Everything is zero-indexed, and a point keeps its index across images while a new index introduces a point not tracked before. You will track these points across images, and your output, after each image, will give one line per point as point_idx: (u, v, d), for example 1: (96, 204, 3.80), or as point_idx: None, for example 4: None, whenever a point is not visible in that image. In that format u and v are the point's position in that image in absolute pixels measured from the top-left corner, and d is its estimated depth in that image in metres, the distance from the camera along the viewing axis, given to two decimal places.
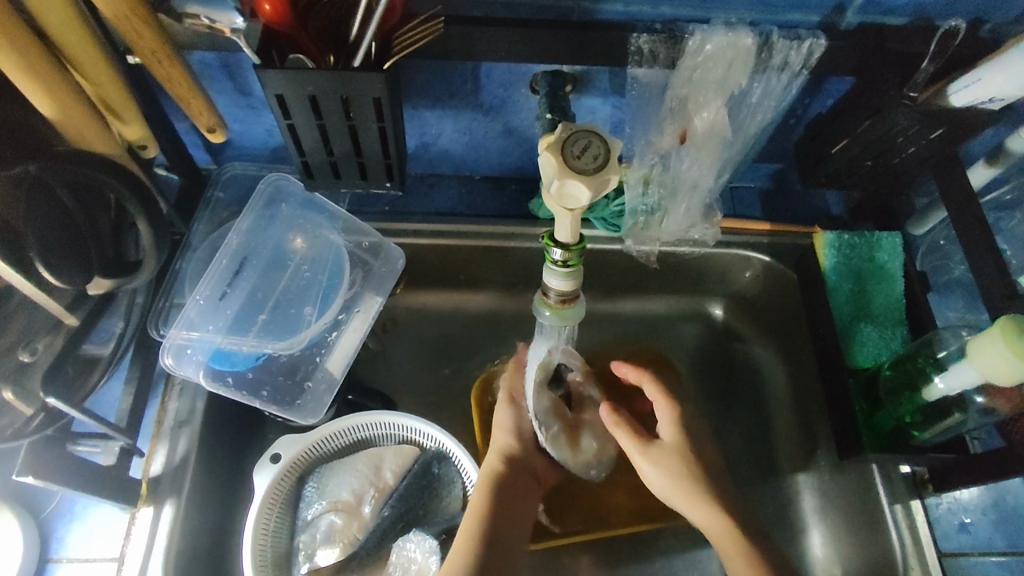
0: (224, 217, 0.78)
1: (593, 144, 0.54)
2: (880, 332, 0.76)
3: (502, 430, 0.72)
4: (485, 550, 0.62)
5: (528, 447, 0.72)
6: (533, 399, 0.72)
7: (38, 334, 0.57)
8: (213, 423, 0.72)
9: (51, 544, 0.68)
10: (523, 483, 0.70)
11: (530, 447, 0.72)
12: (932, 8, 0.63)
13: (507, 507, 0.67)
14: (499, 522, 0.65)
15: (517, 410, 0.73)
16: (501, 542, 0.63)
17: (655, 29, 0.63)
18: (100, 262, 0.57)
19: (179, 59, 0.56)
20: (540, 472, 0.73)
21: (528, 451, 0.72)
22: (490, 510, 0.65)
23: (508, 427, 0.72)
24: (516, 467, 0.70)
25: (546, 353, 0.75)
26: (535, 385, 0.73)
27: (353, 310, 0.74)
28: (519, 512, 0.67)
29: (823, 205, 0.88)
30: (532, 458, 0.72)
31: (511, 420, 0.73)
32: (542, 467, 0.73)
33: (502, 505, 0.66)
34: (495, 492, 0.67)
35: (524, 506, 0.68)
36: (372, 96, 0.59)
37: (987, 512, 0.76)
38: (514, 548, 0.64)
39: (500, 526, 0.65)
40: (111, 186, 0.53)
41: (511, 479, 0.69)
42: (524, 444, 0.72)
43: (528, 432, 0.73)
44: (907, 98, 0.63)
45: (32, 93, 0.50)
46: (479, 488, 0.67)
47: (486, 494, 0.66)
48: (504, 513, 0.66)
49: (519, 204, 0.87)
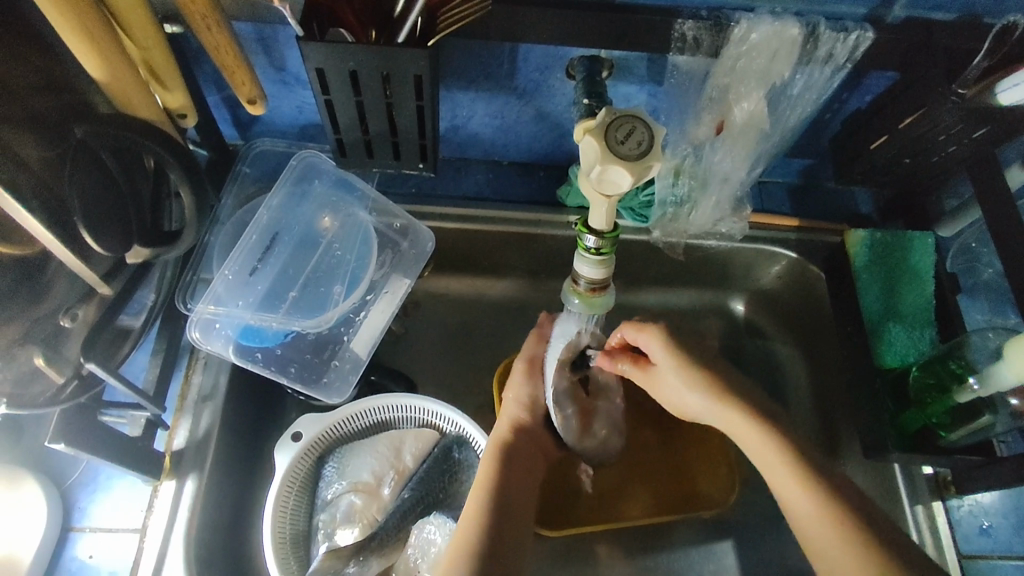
0: (252, 192, 0.77)
1: (637, 130, 0.53)
2: (909, 332, 0.74)
3: (515, 402, 0.72)
4: (497, 533, 0.60)
5: (541, 419, 0.73)
6: (552, 377, 0.72)
7: (74, 301, 0.56)
8: (236, 398, 0.72)
9: (74, 513, 0.68)
10: (530, 458, 0.69)
11: (544, 421, 0.73)
12: (982, 5, 0.62)
13: (518, 474, 0.67)
14: (512, 499, 0.64)
15: (534, 384, 0.73)
16: (509, 520, 0.62)
17: (700, 16, 0.62)
18: (141, 231, 0.57)
19: (227, 27, 0.55)
20: (548, 447, 0.73)
21: (540, 424, 0.72)
22: (502, 487, 0.64)
23: (525, 400, 0.72)
24: (527, 439, 0.70)
25: (575, 332, 0.73)
26: (556, 364, 0.72)
27: (379, 291, 0.73)
28: (530, 484, 0.67)
29: (852, 204, 0.87)
30: (541, 432, 0.72)
31: (525, 392, 0.73)
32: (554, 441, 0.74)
33: (511, 485, 0.65)
34: (505, 467, 0.66)
35: (534, 480, 0.68)
36: (414, 74, 0.58)
37: (1008, 516, 0.76)
38: (527, 521, 0.64)
39: (509, 507, 0.63)
40: (155, 151, 0.53)
41: (518, 453, 0.68)
42: (537, 418, 0.72)
43: (542, 408, 0.73)
44: (956, 95, 0.62)
45: (81, 54, 0.49)
46: (490, 463, 0.67)
47: (493, 476, 0.65)
48: (517, 485, 0.66)
49: (547, 189, 0.86)
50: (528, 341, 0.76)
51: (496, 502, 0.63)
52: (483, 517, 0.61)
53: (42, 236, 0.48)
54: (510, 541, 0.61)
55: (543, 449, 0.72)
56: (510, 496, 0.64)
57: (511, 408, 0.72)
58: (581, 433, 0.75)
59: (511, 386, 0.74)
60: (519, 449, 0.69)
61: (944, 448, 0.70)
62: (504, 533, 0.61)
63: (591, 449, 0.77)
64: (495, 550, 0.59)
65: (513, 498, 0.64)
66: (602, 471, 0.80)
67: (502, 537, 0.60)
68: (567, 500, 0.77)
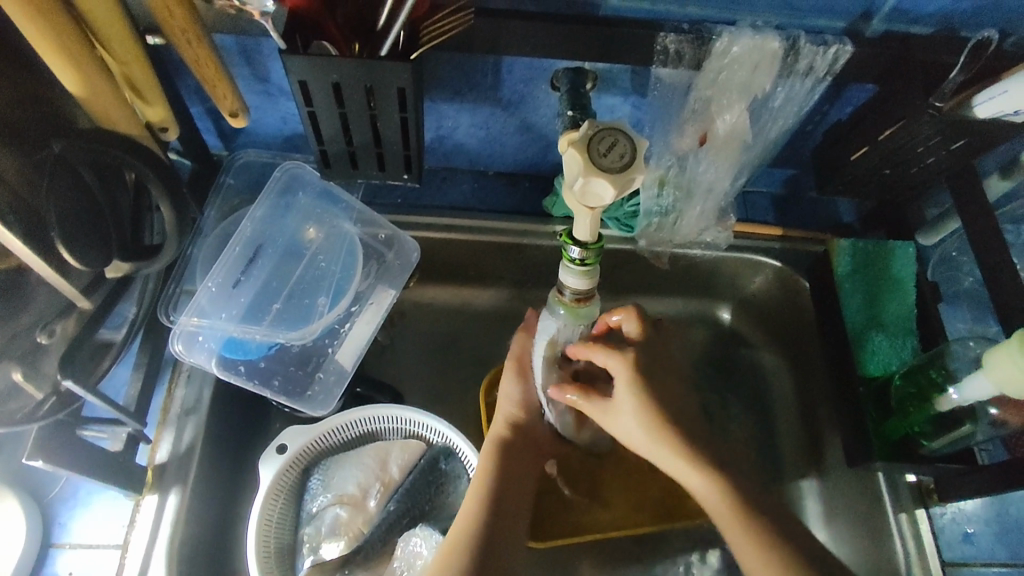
0: (236, 203, 0.77)
1: (619, 143, 0.53)
2: (891, 341, 0.75)
3: (507, 403, 0.72)
4: (489, 537, 0.61)
5: (534, 418, 0.73)
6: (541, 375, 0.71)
7: (53, 316, 0.56)
8: (220, 411, 0.72)
9: (53, 530, 0.67)
10: (528, 455, 0.70)
11: (537, 418, 0.73)
12: (959, 18, 0.63)
13: (512, 477, 0.67)
14: (506, 503, 0.64)
15: (525, 383, 0.73)
16: (501, 524, 0.63)
17: (682, 29, 0.63)
18: (120, 246, 0.56)
19: (208, 41, 0.55)
20: (544, 446, 0.73)
21: (533, 424, 0.72)
22: (495, 491, 0.65)
23: (516, 399, 0.73)
24: (521, 440, 0.70)
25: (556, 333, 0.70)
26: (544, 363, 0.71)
27: (365, 302, 0.73)
28: (524, 485, 0.67)
29: (835, 213, 0.87)
30: (537, 431, 0.73)
31: (517, 391, 0.73)
32: (547, 437, 0.74)
33: (507, 489, 0.65)
34: (500, 470, 0.66)
35: (529, 481, 0.68)
36: (396, 87, 0.58)
37: (991, 523, 0.77)
38: (519, 529, 0.64)
39: (503, 512, 0.64)
40: (135, 166, 0.54)
41: (515, 455, 0.69)
42: (531, 417, 0.72)
43: (536, 407, 0.73)
44: (932, 108, 0.63)
45: (59, 66, 0.49)
46: (485, 465, 0.67)
47: (488, 474, 0.66)
48: (512, 488, 0.66)
49: (532, 200, 0.86)
50: (517, 339, 0.75)
51: (488, 505, 0.63)
52: (478, 518, 0.62)
53: (20, 252, 0.48)
54: (502, 542, 0.62)
55: (540, 451, 0.72)
56: (503, 493, 0.65)
57: (510, 404, 0.72)
58: (577, 426, 0.76)
59: (505, 380, 0.74)
60: (516, 450, 0.69)
61: (925, 457, 0.71)
62: (494, 537, 0.62)
63: (588, 438, 0.78)
64: (483, 552, 0.60)
65: (508, 502, 0.65)
66: (588, 480, 0.79)
67: (492, 542, 0.61)
68: (556, 507, 0.77)
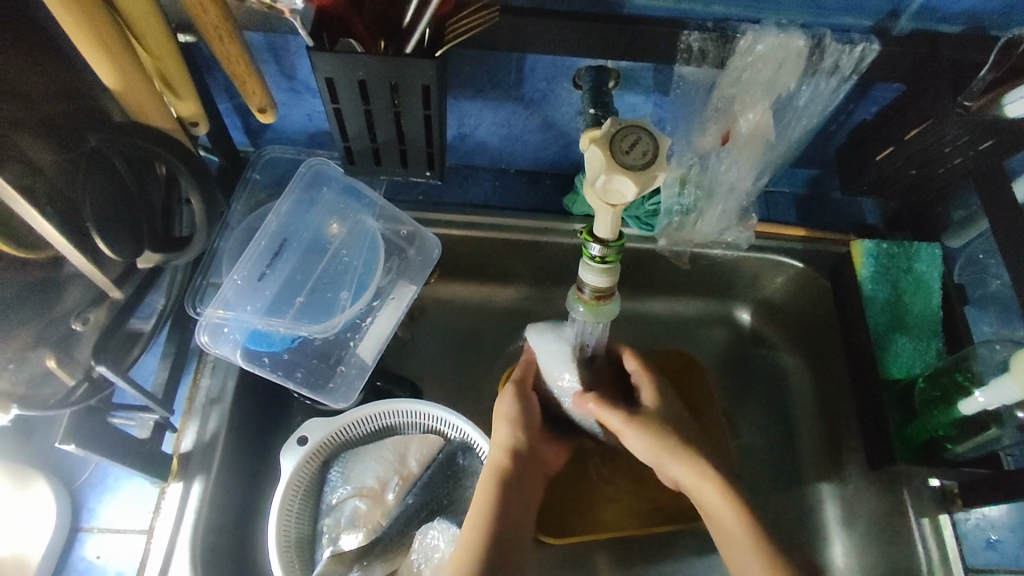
0: (261, 198, 0.78)
1: (641, 141, 0.53)
2: (915, 344, 0.75)
3: (503, 421, 0.70)
4: (498, 550, 0.60)
5: (529, 433, 0.71)
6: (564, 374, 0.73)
7: (86, 305, 0.57)
8: (243, 403, 0.73)
9: (82, 514, 0.69)
10: (528, 469, 0.69)
11: (532, 433, 0.71)
12: (987, 17, 0.62)
13: (517, 489, 0.67)
14: (510, 517, 0.64)
15: (522, 399, 0.72)
16: (508, 538, 0.62)
17: (706, 27, 0.62)
18: (150, 235, 0.58)
19: (239, 38, 0.56)
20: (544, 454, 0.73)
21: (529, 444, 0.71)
22: (501, 504, 0.64)
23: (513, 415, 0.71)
24: (520, 457, 0.69)
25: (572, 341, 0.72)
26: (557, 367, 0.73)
27: (386, 298, 0.74)
28: (525, 500, 0.67)
29: (859, 214, 0.87)
30: (533, 442, 0.71)
31: (514, 408, 0.71)
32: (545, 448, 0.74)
33: (514, 492, 0.66)
34: (503, 483, 0.66)
35: (528, 496, 0.68)
36: (420, 84, 0.59)
37: (1016, 530, 0.76)
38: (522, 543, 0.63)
39: (509, 525, 0.63)
40: (167, 160, 0.55)
41: (517, 471, 0.68)
42: (529, 435, 0.71)
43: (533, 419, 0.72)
44: (960, 108, 0.62)
45: (96, 60, 0.50)
46: (486, 484, 0.65)
47: (496, 477, 0.66)
48: (514, 500, 0.65)
49: (553, 199, 0.87)
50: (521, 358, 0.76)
51: (495, 520, 0.62)
52: (485, 532, 0.61)
53: (57, 244, 0.50)
54: (516, 544, 0.62)
55: (539, 459, 0.72)
56: (511, 495, 0.66)
57: (507, 420, 0.70)
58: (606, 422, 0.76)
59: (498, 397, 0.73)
60: (517, 462, 0.68)
61: (949, 460, 0.70)
62: (503, 551, 0.61)
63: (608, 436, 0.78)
64: (499, 545, 0.61)
65: (511, 517, 0.64)
66: (606, 477, 0.79)
67: (502, 556, 0.60)
68: (572, 507, 0.77)
